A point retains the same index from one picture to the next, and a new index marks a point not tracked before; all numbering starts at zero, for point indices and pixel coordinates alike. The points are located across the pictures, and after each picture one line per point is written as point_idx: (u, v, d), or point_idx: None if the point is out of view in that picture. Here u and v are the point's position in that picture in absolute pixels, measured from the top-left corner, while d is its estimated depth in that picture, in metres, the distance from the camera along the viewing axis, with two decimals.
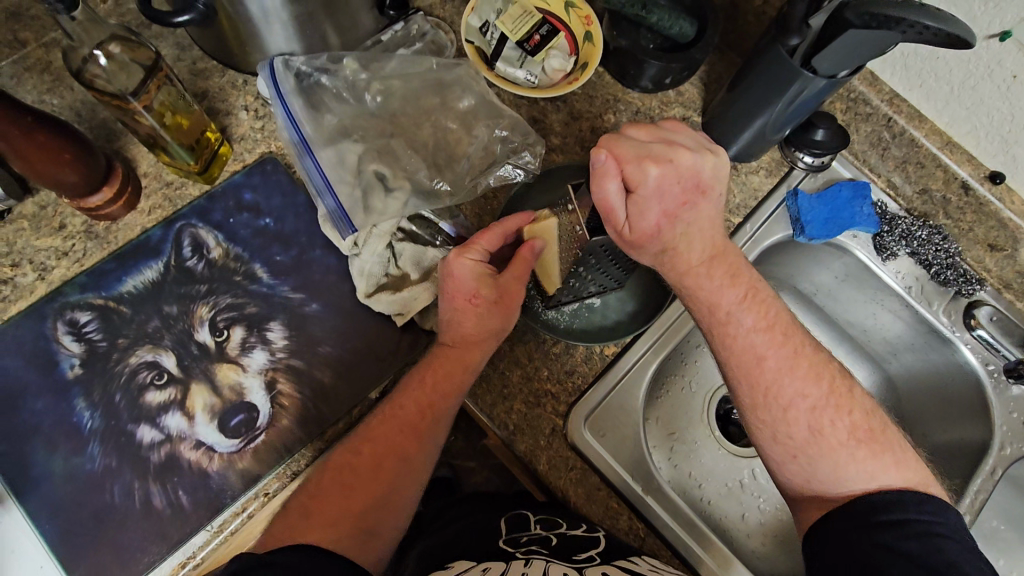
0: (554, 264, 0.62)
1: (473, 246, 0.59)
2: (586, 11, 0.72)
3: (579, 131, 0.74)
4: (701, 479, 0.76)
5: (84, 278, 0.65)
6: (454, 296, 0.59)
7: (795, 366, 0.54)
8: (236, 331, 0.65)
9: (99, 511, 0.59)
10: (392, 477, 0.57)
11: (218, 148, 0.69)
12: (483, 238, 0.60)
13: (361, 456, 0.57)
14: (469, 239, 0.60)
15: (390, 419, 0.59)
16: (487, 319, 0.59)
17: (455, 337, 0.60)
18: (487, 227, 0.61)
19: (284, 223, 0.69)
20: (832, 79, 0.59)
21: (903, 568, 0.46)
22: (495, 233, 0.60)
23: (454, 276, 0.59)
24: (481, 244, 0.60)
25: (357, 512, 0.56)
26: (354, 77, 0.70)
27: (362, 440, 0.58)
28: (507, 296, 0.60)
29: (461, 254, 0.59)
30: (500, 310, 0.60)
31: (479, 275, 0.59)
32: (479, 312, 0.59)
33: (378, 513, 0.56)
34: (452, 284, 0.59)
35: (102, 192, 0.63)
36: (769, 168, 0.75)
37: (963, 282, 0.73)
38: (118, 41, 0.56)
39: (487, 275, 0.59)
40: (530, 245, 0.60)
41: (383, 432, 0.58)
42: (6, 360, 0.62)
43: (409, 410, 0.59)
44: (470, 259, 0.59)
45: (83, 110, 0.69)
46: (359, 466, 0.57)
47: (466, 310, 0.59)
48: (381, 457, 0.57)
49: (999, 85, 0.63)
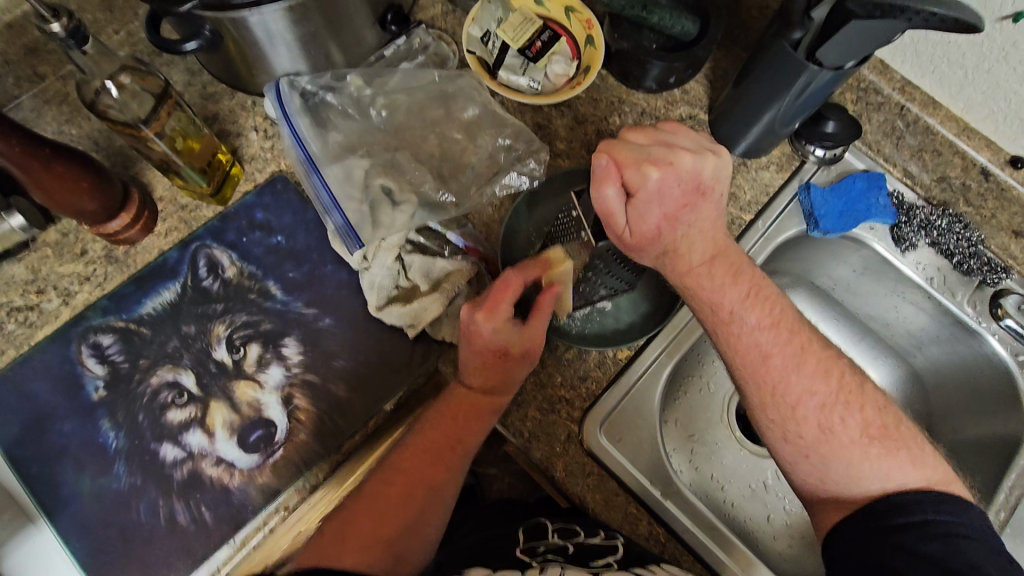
0: (567, 298, 0.62)
1: (497, 308, 0.56)
2: (587, 14, 0.72)
3: (585, 135, 0.74)
4: (723, 481, 0.75)
5: (106, 301, 0.67)
6: (482, 353, 0.58)
7: (802, 363, 0.53)
8: (253, 348, 0.66)
9: (126, 529, 0.61)
10: (420, 507, 0.58)
11: (230, 169, 0.70)
12: (505, 297, 0.57)
13: (389, 482, 0.58)
14: (490, 299, 0.57)
15: (419, 450, 0.59)
16: (516, 371, 0.59)
17: (482, 385, 0.59)
18: (505, 280, 0.57)
19: (295, 240, 0.70)
20: (839, 70, 0.57)
21: (926, 570, 0.44)
22: (515, 288, 0.57)
23: (481, 338, 0.57)
24: (504, 304, 0.57)
25: (389, 539, 0.55)
26: (358, 93, 0.71)
27: (391, 471, 0.58)
28: (535, 349, 0.59)
29: (487, 320, 0.56)
30: (525, 365, 0.59)
31: (509, 337, 0.57)
32: (509, 368, 0.58)
33: (405, 535, 0.56)
34: (477, 339, 0.58)
35: (120, 218, 0.65)
36: (779, 162, 0.73)
37: (988, 270, 0.71)
38: (129, 72, 0.57)
39: (515, 333, 0.57)
40: (552, 292, 0.59)
41: (410, 463, 0.59)
42: (36, 383, 0.64)
43: (439, 441, 0.59)
44: (498, 325, 0.56)
45: (100, 138, 0.71)
46: (390, 496, 0.57)
47: (495, 366, 0.58)
48: (412, 487, 0.58)
49: (1016, 67, 0.61)
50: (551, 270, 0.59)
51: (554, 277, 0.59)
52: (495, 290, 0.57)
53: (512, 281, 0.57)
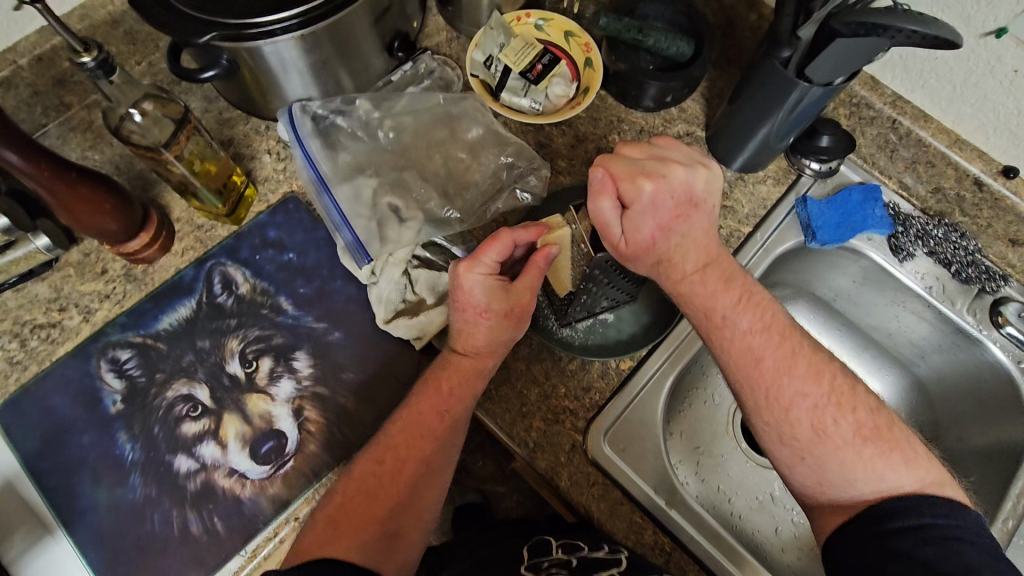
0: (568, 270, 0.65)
1: (481, 261, 0.59)
2: (585, 38, 0.76)
3: (585, 152, 0.76)
4: (731, 493, 0.75)
5: (125, 318, 0.69)
6: (466, 309, 0.60)
7: (794, 366, 0.54)
8: (265, 361, 0.68)
9: (140, 539, 0.62)
10: (412, 485, 0.59)
11: (244, 191, 0.73)
12: (490, 249, 0.58)
13: (382, 462, 0.58)
14: (475, 250, 0.59)
15: (409, 425, 0.59)
16: (500, 330, 0.61)
17: (466, 348, 0.61)
18: (497, 233, 0.59)
19: (307, 257, 0.73)
20: (829, 87, 0.59)
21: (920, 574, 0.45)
22: (503, 242, 0.59)
23: (464, 289, 0.59)
24: (488, 256, 0.59)
25: (382, 516, 0.57)
26: (367, 116, 0.74)
27: (382, 449, 0.59)
28: (522, 306, 0.61)
29: (471, 270, 0.59)
30: (511, 322, 0.61)
31: (491, 290, 0.59)
32: (491, 327, 0.60)
33: (399, 514, 0.58)
34: (461, 295, 0.60)
35: (139, 238, 0.68)
36: (776, 177, 0.75)
37: (986, 279, 0.72)
38: (151, 99, 0.60)
39: (498, 290, 0.59)
40: (544, 252, 0.60)
41: (402, 438, 0.59)
42: (57, 398, 0.66)
43: (427, 416, 0.60)
44: (482, 275, 0.59)
45: (122, 162, 0.75)
46: (382, 474, 0.58)
47: (477, 323, 0.60)
48: (401, 464, 0.58)
49: (1002, 81, 0.63)
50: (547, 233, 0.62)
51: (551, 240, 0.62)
52: (483, 241, 0.59)
53: (499, 234, 0.59)
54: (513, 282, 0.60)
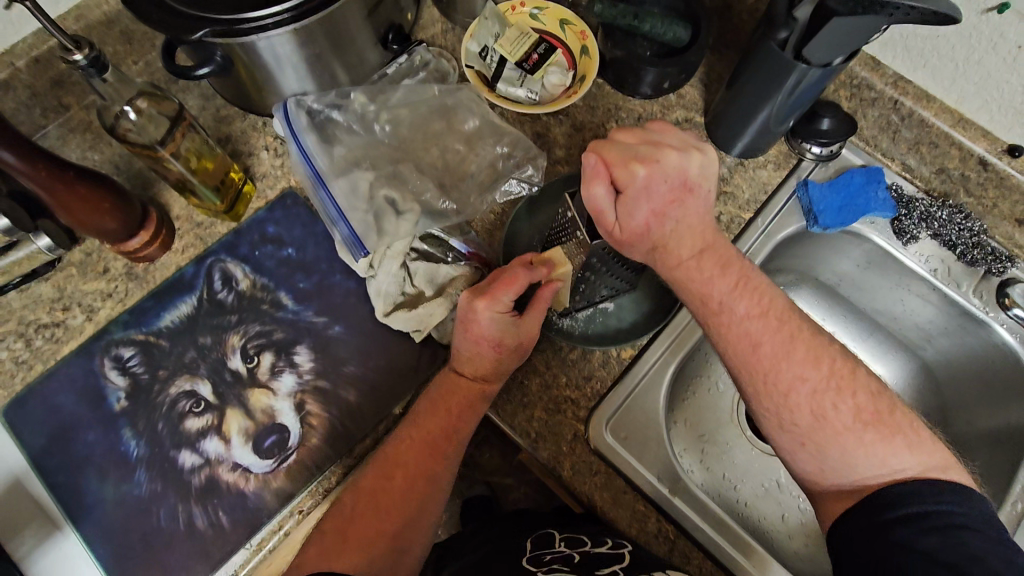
0: (566, 293, 0.63)
1: (497, 300, 0.58)
2: (581, 26, 0.75)
3: (583, 142, 0.76)
4: (736, 481, 0.75)
5: (127, 316, 0.69)
6: (477, 342, 0.59)
7: (792, 351, 0.54)
8: (266, 356, 0.68)
9: (147, 534, 0.63)
10: (422, 504, 0.59)
11: (242, 187, 0.73)
12: (508, 289, 0.58)
13: (390, 478, 0.59)
14: (493, 288, 0.58)
15: (417, 441, 0.60)
16: (506, 365, 0.61)
17: (473, 374, 0.61)
18: (514, 276, 0.58)
19: (305, 252, 0.73)
20: (827, 67, 0.58)
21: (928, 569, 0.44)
22: (521, 283, 0.58)
23: (478, 324, 0.58)
24: (505, 297, 0.58)
25: (391, 533, 0.57)
26: (363, 109, 0.74)
27: (389, 463, 0.59)
28: (528, 342, 0.61)
29: (488, 308, 0.57)
30: (517, 357, 0.61)
31: (504, 329, 0.58)
32: (500, 360, 0.60)
33: (408, 530, 0.58)
34: (473, 328, 0.59)
35: (139, 236, 0.68)
36: (777, 161, 0.74)
37: (993, 259, 0.71)
38: (145, 96, 0.60)
39: (511, 325, 0.59)
40: (553, 285, 0.60)
41: (410, 456, 0.59)
42: (62, 396, 0.67)
43: (434, 434, 0.60)
44: (497, 314, 0.58)
45: (121, 162, 0.75)
46: (391, 491, 0.58)
47: (488, 356, 0.59)
48: (411, 481, 0.59)
49: (1005, 57, 0.62)
50: (554, 270, 0.60)
51: (555, 277, 0.60)
52: (500, 280, 0.58)
53: (517, 276, 0.58)
54: (524, 317, 0.59)
